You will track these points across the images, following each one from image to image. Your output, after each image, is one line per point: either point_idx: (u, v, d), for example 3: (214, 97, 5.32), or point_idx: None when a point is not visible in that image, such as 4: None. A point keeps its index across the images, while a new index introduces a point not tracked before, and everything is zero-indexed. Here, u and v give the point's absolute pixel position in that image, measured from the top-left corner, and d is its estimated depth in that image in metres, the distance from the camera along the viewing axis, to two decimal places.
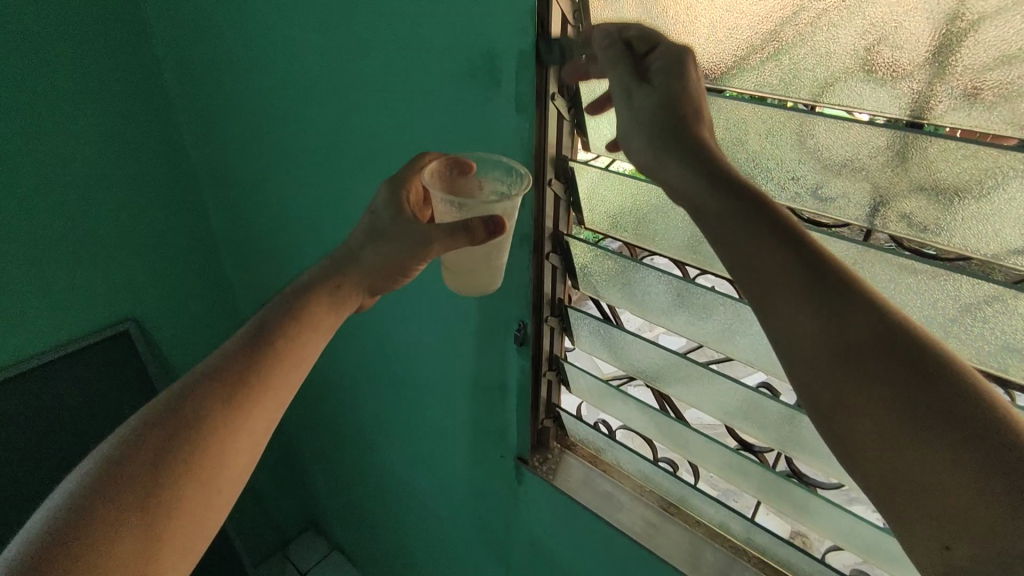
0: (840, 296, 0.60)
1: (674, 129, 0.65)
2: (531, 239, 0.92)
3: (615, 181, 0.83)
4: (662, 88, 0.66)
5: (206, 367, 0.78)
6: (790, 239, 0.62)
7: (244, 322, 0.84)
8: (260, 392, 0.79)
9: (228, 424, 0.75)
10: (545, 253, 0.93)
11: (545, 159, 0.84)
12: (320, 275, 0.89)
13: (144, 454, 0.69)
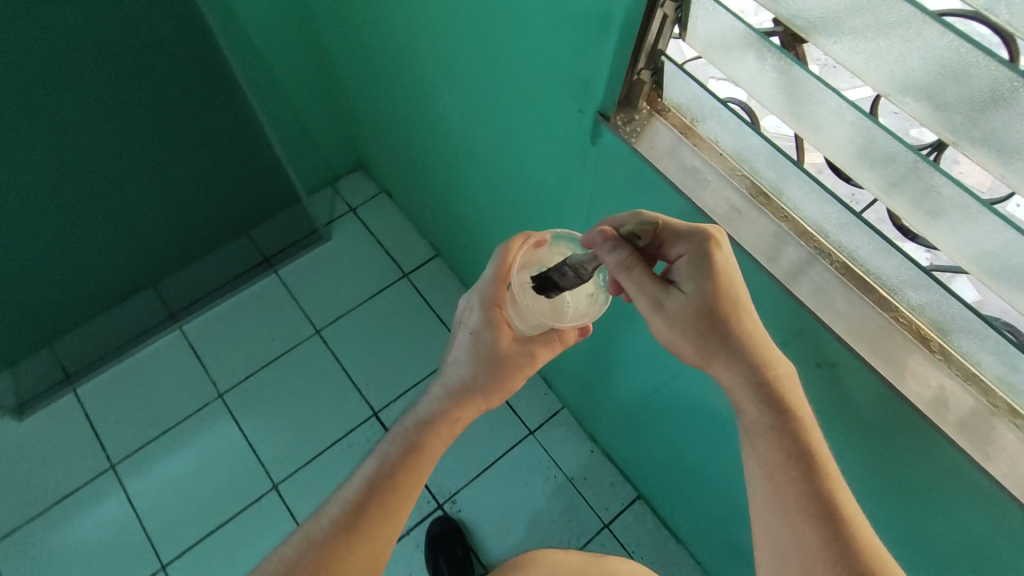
0: (814, 474, 0.62)
1: (711, 324, 0.65)
2: (621, 90, 0.72)
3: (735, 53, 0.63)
4: (695, 288, 0.65)
5: (359, 479, 0.75)
6: (781, 417, 0.63)
7: (406, 419, 0.80)
8: (410, 490, 0.75)
9: (379, 530, 0.73)
10: (638, 104, 0.74)
11: (641, 53, 0.66)
12: (467, 360, 0.81)
13: (312, 562, 0.69)
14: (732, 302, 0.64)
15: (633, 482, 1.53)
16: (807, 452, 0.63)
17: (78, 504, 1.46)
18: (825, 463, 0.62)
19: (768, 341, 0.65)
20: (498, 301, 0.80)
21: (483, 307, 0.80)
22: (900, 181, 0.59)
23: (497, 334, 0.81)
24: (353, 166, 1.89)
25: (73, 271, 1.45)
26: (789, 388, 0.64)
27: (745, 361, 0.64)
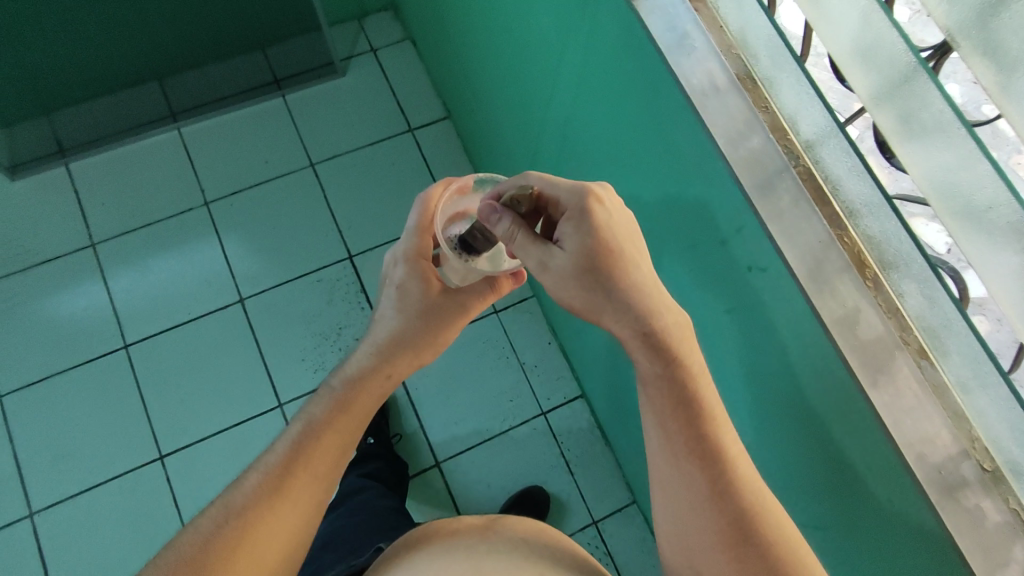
0: (701, 425, 0.64)
1: (599, 279, 0.67)
2: None
3: None
4: (578, 245, 0.67)
5: (286, 442, 0.73)
6: (670, 369, 0.65)
7: (333, 378, 0.78)
8: (338, 451, 0.75)
9: (304, 483, 0.72)
10: None
11: None
12: (396, 315, 0.80)
13: (242, 524, 0.67)
14: (619, 256, 0.67)
15: (580, 381, 1.56)
16: (696, 405, 0.64)
17: (57, 271, 1.53)
18: (710, 412, 0.64)
19: (653, 291, 0.67)
20: (424, 254, 0.81)
21: (407, 260, 0.81)
22: (888, 86, 0.50)
23: (426, 288, 0.81)
24: (382, 4, 1.79)
25: (79, 42, 1.42)
26: (678, 337, 0.66)
27: (634, 315, 0.66)
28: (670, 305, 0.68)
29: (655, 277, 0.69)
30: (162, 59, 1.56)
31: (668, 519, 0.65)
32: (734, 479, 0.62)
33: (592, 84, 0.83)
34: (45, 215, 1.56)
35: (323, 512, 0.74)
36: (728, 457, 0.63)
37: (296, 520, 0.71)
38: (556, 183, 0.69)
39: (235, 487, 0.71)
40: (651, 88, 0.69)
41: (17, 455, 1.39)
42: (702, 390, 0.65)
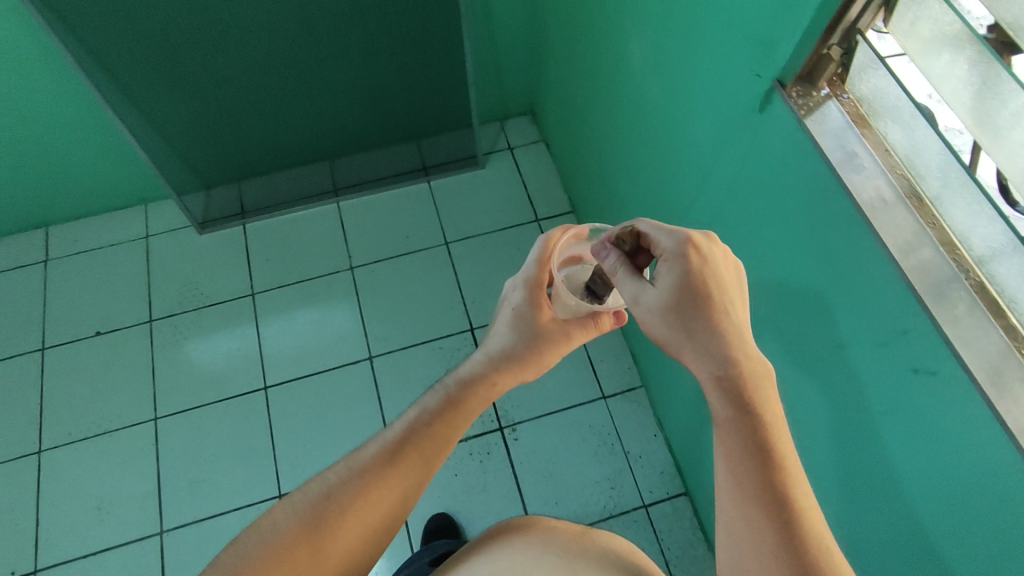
0: (768, 464, 0.67)
1: (683, 319, 0.71)
2: (804, 66, 0.75)
3: (934, 52, 0.63)
4: (671, 285, 0.71)
5: (404, 422, 0.84)
6: (743, 413, 0.69)
7: (449, 376, 0.88)
8: (445, 442, 0.85)
9: (416, 462, 0.82)
10: (818, 85, 0.77)
11: (837, 28, 0.69)
12: (510, 332, 0.90)
13: (358, 485, 0.78)
14: (710, 298, 0.71)
15: (684, 478, 1.54)
16: (766, 447, 0.68)
17: (219, 313, 1.74)
18: (782, 456, 0.68)
19: (739, 335, 0.70)
20: (541, 283, 0.90)
21: (526, 287, 0.90)
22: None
23: (538, 311, 0.90)
24: (524, 109, 2.02)
25: (279, 126, 1.70)
26: (755, 382, 0.69)
27: (712, 358, 0.69)
28: (754, 353, 0.70)
29: (743, 321, 0.72)
30: (337, 145, 1.82)
31: (723, 540, 0.71)
32: (794, 520, 0.66)
33: (747, 191, 0.92)
34: (219, 265, 1.80)
35: (423, 492, 0.84)
36: (791, 501, 0.66)
37: (404, 488, 0.81)
38: (662, 227, 0.73)
39: (358, 451, 0.83)
40: (815, 199, 0.77)
41: (157, 475, 1.53)
42: (776, 433, 0.68)
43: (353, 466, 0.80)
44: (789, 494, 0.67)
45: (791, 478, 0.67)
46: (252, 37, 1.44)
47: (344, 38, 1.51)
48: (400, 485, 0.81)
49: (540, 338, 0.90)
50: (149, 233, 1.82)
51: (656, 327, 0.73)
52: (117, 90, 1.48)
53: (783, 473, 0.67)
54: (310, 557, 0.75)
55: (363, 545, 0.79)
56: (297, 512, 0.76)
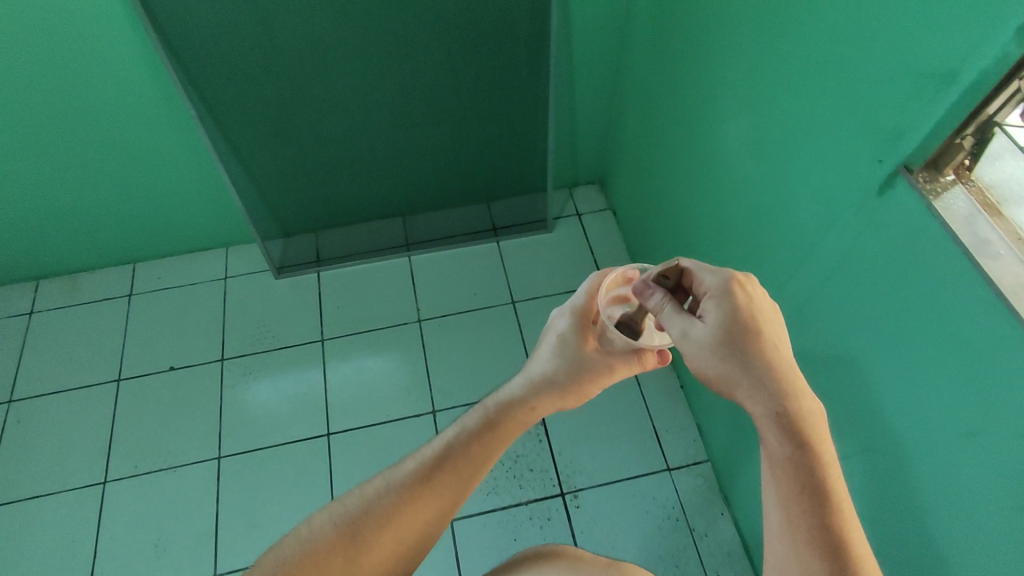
0: (824, 506, 0.66)
1: (736, 356, 0.71)
2: (932, 153, 0.78)
3: None
4: (719, 322, 0.71)
5: (442, 440, 0.87)
6: (800, 451, 0.67)
7: (490, 398, 0.91)
8: (482, 462, 0.87)
9: (453, 480, 0.85)
10: (944, 172, 0.79)
11: (972, 120, 0.72)
12: (553, 357, 0.93)
13: (395, 500, 0.82)
14: (761, 336, 0.71)
15: (754, 562, 1.47)
16: (823, 490, 0.66)
17: (289, 357, 1.77)
18: (837, 497, 0.66)
19: (791, 373, 0.70)
20: (588, 314, 0.93)
21: (573, 316, 0.94)
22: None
23: (582, 341, 0.93)
24: (593, 177, 2.08)
25: (364, 182, 1.78)
26: (810, 422, 0.68)
27: (764, 397, 0.69)
28: (808, 391, 0.70)
29: (792, 361, 0.72)
30: (416, 201, 1.89)
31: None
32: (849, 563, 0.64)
33: (859, 269, 0.93)
34: (292, 309, 1.85)
35: (457, 511, 0.86)
36: (847, 542, 0.65)
37: (440, 504, 0.84)
38: (705, 266, 0.75)
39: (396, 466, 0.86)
40: (945, 280, 0.77)
41: (217, 516, 1.52)
42: (831, 473, 0.67)
43: (393, 479, 0.83)
44: (843, 535, 0.65)
45: (845, 517, 0.66)
46: (354, 99, 1.54)
47: (439, 103, 1.60)
48: (436, 501, 0.84)
49: (580, 367, 0.92)
50: (229, 275, 1.90)
51: (706, 364, 0.72)
52: (225, 140, 1.58)
53: (837, 513, 0.66)
54: (348, 564, 0.79)
55: (399, 556, 0.82)
56: (337, 521, 0.80)
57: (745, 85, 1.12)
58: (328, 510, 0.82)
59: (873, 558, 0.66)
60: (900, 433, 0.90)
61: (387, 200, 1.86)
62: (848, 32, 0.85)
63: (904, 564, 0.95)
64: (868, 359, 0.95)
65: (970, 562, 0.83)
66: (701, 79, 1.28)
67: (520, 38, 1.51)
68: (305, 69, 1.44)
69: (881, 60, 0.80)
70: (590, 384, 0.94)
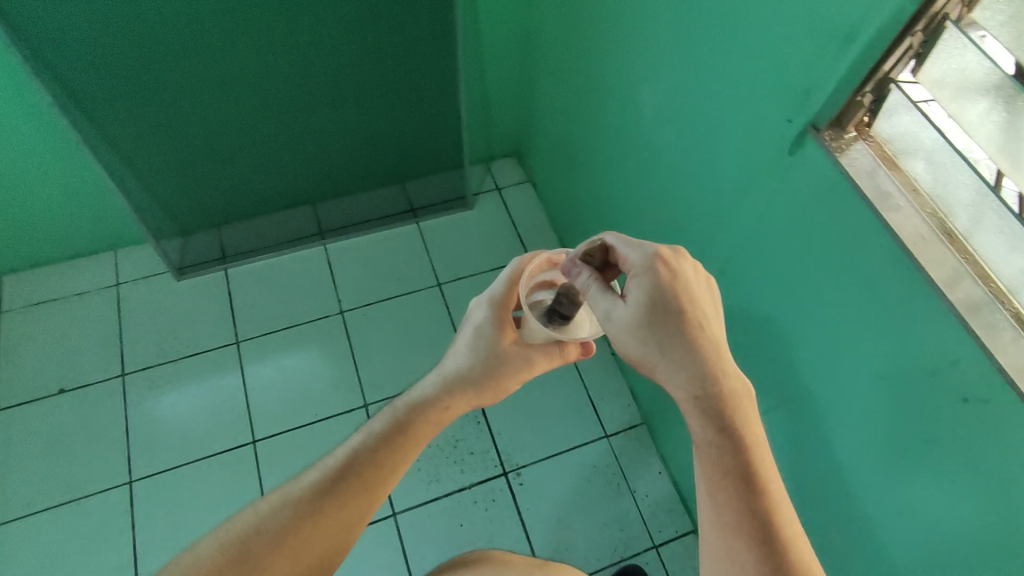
0: (751, 484, 0.67)
1: (657, 334, 0.71)
2: (834, 113, 0.80)
3: (966, 97, 0.68)
4: (641, 299, 0.72)
5: (347, 449, 0.83)
6: (724, 431, 0.69)
7: (399, 400, 0.89)
8: (391, 468, 0.84)
9: (358, 492, 0.81)
10: (846, 130, 0.81)
11: (871, 79, 0.73)
12: (468, 353, 0.91)
13: (292, 516, 0.78)
14: (684, 314, 0.72)
15: (691, 515, 1.54)
16: (749, 469, 0.67)
17: (201, 365, 1.65)
18: (764, 475, 0.68)
19: (716, 353, 0.71)
20: (507, 306, 0.91)
21: (490, 307, 0.91)
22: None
23: (501, 334, 0.91)
24: (509, 149, 2.05)
25: (266, 171, 1.66)
26: (735, 400, 0.70)
27: (687, 376, 0.70)
28: (734, 370, 0.72)
29: (719, 340, 0.73)
30: (325, 187, 1.78)
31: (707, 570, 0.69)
32: (775, 540, 0.65)
33: (776, 228, 0.95)
34: (201, 313, 1.72)
35: (367, 521, 0.83)
36: (774, 522, 0.66)
37: (343, 519, 0.80)
38: (629, 241, 0.74)
39: (297, 480, 0.82)
40: (854, 235, 0.80)
41: (136, 544, 1.42)
42: (759, 452, 0.69)
43: (290, 495, 0.79)
44: (771, 515, 0.66)
45: (772, 498, 0.67)
46: (245, 81, 1.41)
47: (340, 80, 1.50)
48: (339, 515, 0.80)
49: (498, 361, 0.90)
50: (122, 281, 1.74)
51: (629, 342, 0.73)
52: (100, 136, 1.41)
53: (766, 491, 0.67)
54: None
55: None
56: (227, 546, 0.76)
57: (656, 49, 1.11)
58: (221, 533, 0.77)
59: (802, 533, 0.67)
60: (821, 383, 0.94)
61: (295, 188, 1.75)
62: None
63: (824, 500, 1.02)
64: (785, 316, 0.98)
65: (879, 495, 0.90)
66: (611, 45, 1.27)
67: (423, 10, 1.42)
68: (184, 51, 1.29)
69: (786, 20, 0.80)
70: (509, 378, 0.91)
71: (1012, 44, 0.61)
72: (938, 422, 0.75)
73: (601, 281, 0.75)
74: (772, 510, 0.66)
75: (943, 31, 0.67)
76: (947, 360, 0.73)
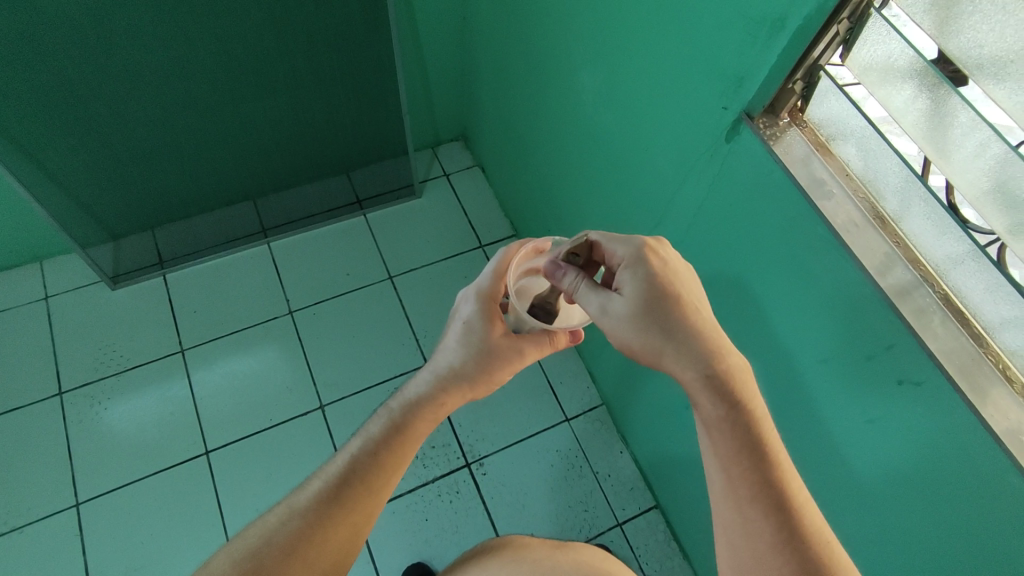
0: (762, 460, 0.67)
1: (657, 324, 0.71)
2: (768, 100, 0.79)
3: (889, 84, 0.68)
4: (637, 290, 0.71)
5: (347, 455, 0.82)
6: (732, 410, 0.68)
7: (394, 400, 0.87)
8: (392, 468, 0.83)
9: (364, 496, 0.80)
10: (780, 117, 0.81)
11: (801, 66, 0.73)
12: (459, 348, 0.88)
13: (300, 526, 0.76)
14: (680, 301, 0.72)
15: (653, 490, 1.57)
16: (758, 445, 0.68)
17: (143, 377, 1.58)
18: (772, 451, 0.68)
19: (714, 334, 0.71)
20: (494, 296, 0.89)
21: (479, 299, 0.88)
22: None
23: (491, 327, 0.88)
24: (454, 134, 2.00)
25: (198, 170, 1.57)
26: (738, 379, 0.70)
27: (693, 360, 0.69)
28: (730, 349, 0.71)
29: (714, 321, 0.73)
30: (264, 183, 1.70)
31: (725, 551, 0.70)
32: (794, 511, 0.66)
33: (717, 216, 0.95)
34: (139, 322, 1.64)
35: (373, 524, 0.81)
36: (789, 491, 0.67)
37: (351, 524, 0.79)
38: (614, 236, 0.75)
39: (300, 491, 0.80)
40: (790, 224, 0.81)
41: (88, 570, 1.37)
42: (763, 427, 0.69)
43: (294, 508, 0.77)
44: (784, 484, 0.67)
45: (782, 467, 0.68)
46: (166, 78, 1.31)
47: (270, 72, 1.42)
48: (346, 522, 0.78)
49: (490, 354, 0.88)
50: (49, 293, 1.64)
51: (627, 335, 0.72)
52: (11, 145, 1.30)
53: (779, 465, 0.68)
54: None
55: None
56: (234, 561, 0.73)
57: (592, 34, 1.09)
58: (229, 551, 0.75)
59: (812, 499, 0.69)
60: (765, 367, 0.95)
61: (232, 186, 1.66)
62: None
63: None
64: (729, 302, 0.99)
65: (822, 472, 0.92)
66: (548, 28, 1.23)
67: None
68: (91, 50, 1.19)
69: (717, 6, 0.78)
70: (501, 370, 0.90)
71: (934, 32, 0.61)
72: (876, 403, 0.78)
73: (590, 280, 0.74)
74: (783, 484, 0.67)
75: (869, 17, 0.66)
76: (880, 345, 0.74)
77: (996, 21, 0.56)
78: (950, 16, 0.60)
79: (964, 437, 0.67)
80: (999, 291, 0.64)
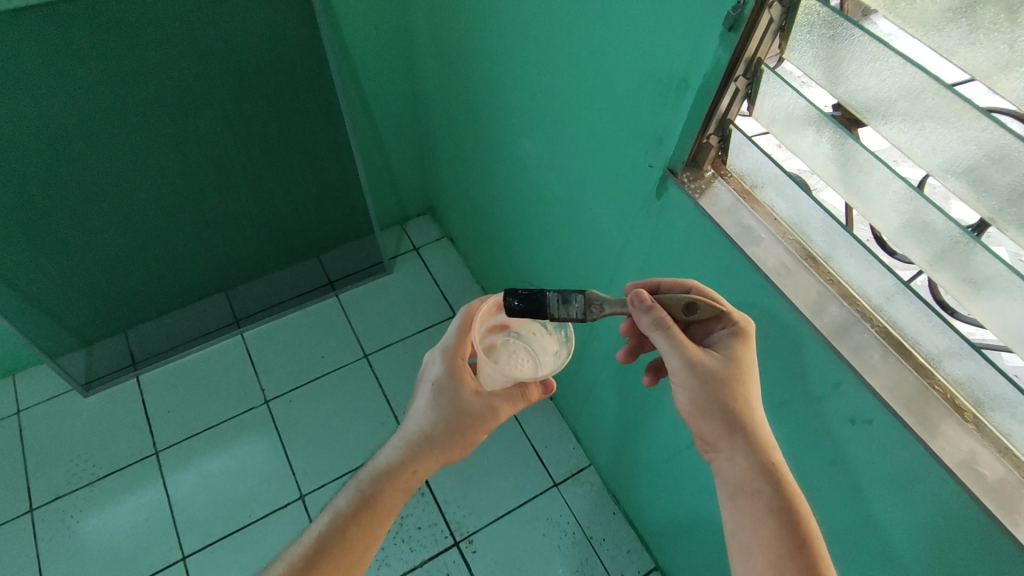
0: (800, 543, 0.66)
1: (743, 393, 0.73)
2: (688, 155, 0.82)
3: (794, 132, 0.70)
4: (736, 357, 0.74)
5: (313, 536, 0.77)
6: (788, 491, 0.69)
7: (362, 472, 0.83)
8: (362, 544, 0.78)
9: None
10: (704, 170, 0.83)
11: (711, 121, 0.76)
12: (430, 410, 0.85)
13: None
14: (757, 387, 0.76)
15: (652, 552, 1.51)
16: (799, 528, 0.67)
17: (117, 483, 1.54)
18: (807, 531, 0.67)
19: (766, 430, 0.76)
20: (462, 354, 0.87)
21: (445, 358, 0.86)
22: (946, 253, 0.60)
23: (461, 385, 0.86)
24: (421, 209, 2.05)
25: (168, 269, 1.60)
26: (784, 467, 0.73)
27: (748, 441, 0.71)
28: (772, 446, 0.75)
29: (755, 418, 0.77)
30: (236, 275, 1.72)
31: None
32: None
33: (662, 268, 0.96)
34: (113, 426, 1.62)
35: None
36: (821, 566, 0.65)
37: None
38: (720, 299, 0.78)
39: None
40: (728, 271, 0.82)
41: None
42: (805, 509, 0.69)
43: None
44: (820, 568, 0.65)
45: (814, 544, 0.66)
46: (126, 188, 1.35)
47: (229, 171, 1.46)
48: None
49: (458, 413, 0.85)
50: (22, 406, 1.62)
51: (712, 390, 0.72)
52: None
53: (803, 539, 0.66)
54: None
55: None
56: None
57: (528, 107, 1.14)
58: None
59: None
60: None
61: (204, 281, 1.69)
62: (598, 47, 0.86)
63: None
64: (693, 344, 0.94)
65: None
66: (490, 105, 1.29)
67: (302, 93, 1.43)
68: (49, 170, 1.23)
69: (629, 75, 0.83)
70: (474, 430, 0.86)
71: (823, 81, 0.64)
72: (838, 444, 0.76)
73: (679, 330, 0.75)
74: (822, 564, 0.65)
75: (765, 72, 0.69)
76: (829, 386, 0.73)
77: (872, 69, 0.59)
78: (834, 66, 0.63)
79: (924, 471, 0.66)
80: (932, 326, 0.64)
